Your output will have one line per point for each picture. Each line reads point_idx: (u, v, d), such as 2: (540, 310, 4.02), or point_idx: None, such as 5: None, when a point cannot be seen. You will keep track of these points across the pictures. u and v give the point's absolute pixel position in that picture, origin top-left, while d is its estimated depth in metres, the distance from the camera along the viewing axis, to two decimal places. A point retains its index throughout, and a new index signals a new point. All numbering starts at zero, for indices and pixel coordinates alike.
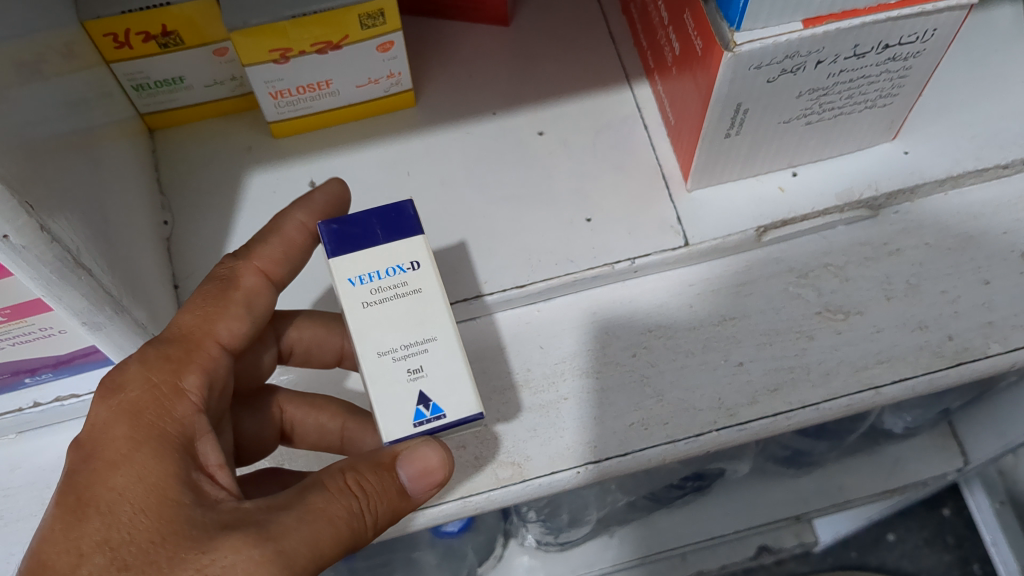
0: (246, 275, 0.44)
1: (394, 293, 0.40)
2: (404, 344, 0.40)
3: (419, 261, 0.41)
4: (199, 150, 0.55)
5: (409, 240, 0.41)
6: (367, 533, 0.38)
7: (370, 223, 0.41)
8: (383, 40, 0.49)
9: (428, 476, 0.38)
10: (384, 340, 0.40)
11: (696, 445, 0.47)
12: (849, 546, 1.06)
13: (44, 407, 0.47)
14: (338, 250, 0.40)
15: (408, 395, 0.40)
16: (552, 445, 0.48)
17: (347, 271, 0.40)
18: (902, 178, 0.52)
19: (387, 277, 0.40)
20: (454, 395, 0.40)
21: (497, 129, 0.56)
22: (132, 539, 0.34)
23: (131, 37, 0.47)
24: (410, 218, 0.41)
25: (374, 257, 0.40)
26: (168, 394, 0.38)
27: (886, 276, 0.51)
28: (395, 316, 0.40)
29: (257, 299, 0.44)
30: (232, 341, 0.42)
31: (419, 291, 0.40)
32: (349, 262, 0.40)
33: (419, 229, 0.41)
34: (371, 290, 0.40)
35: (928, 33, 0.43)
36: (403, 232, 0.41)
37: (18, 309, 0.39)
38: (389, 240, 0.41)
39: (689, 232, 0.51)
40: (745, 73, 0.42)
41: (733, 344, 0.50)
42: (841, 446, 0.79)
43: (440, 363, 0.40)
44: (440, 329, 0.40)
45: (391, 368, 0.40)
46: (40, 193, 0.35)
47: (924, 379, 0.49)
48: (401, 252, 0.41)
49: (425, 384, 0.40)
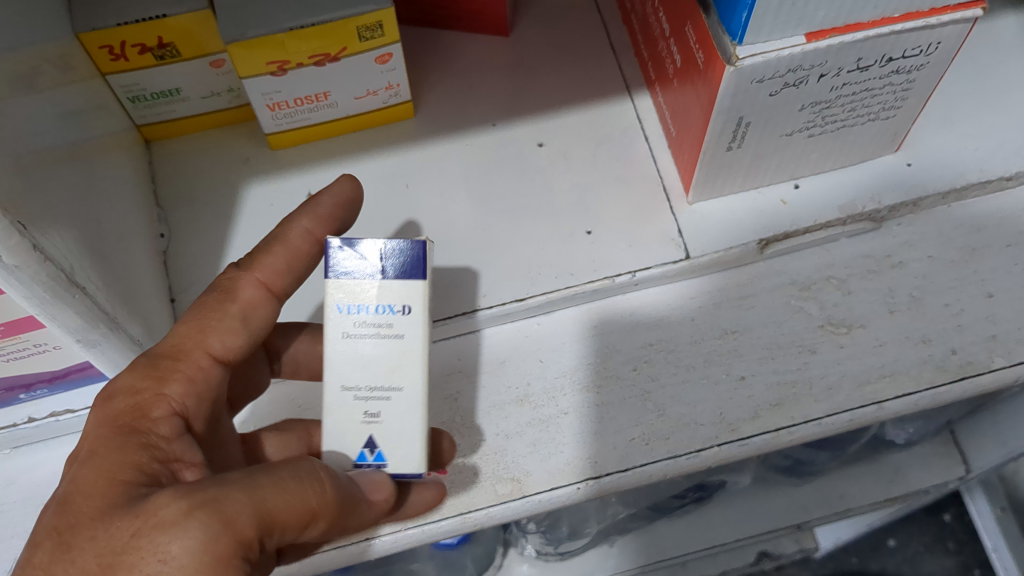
0: (246, 286, 0.42)
1: (376, 332, 0.40)
2: (369, 385, 0.41)
3: (411, 306, 0.40)
4: (196, 162, 0.55)
5: (406, 283, 0.40)
6: (327, 495, 0.37)
7: (375, 254, 0.40)
8: (381, 52, 0.49)
9: (377, 492, 0.39)
10: (351, 376, 0.41)
11: (698, 460, 0.47)
12: (849, 553, 1.06)
13: (38, 423, 0.47)
14: (336, 274, 0.40)
15: (357, 436, 0.41)
16: (552, 461, 0.47)
17: (340, 296, 0.40)
18: (905, 191, 0.52)
19: (376, 314, 0.40)
20: (404, 447, 0.41)
21: (496, 140, 0.55)
22: (77, 521, 0.33)
23: (127, 49, 0.47)
24: (418, 261, 0.40)
25: (367, 290, 0.40)
26: (145, 395, 0.38)
27: (889, 289, 0.51)
28: (370, 355, 0.41)
29: (256, 310, 0.42)
30: (226, 352, 0.41)
31: (402, 338, 0.40)
32: (342, 287, 0.40)
33: (423, 273, 0.40)
34: (354, 322, 0.40)
35: (931, 46, 0.42)
36: (404, 273, 0.40)
37: (12, 326, 0.38)
38: (386, 277, 0.40)
39: (689, 245, 0.50)
40: (747, 87, 0.42)
41: (735, 359, 0.49)
42: (842, 455, 0.79)
43: (397, 415, 0.41)
44: (409, 381, 0.41)
45: (350, 405, 0.41)
46: (34, 211, 0.34)
47: (928, 394, 0.48)
48: (396, 293, 0.40)
49: (377, 429, 0.41)
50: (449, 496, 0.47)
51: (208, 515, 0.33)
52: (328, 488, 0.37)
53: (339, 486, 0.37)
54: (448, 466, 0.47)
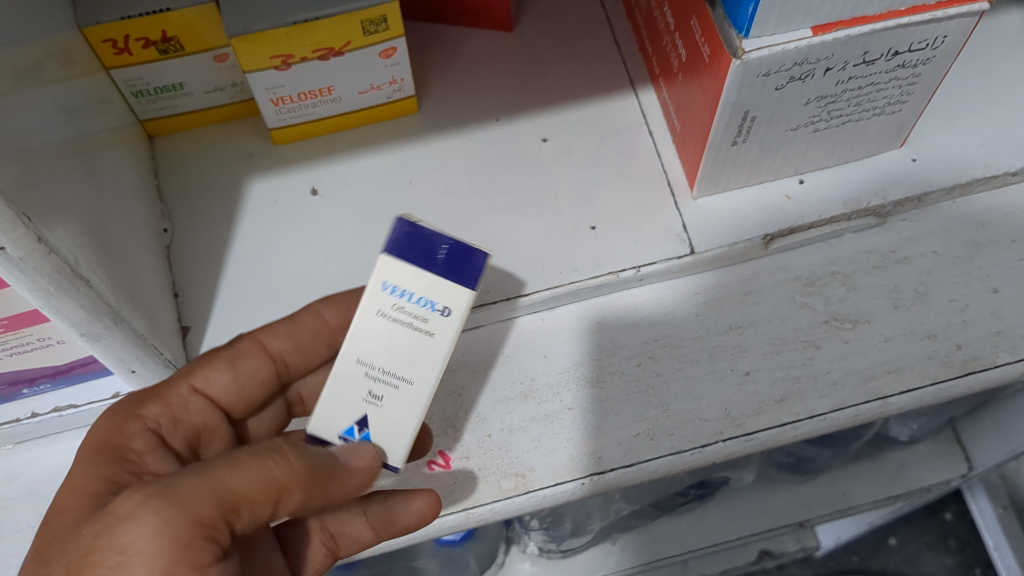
0: (242, 340, 0.45)
1: (410, 321, 0.39)
2: (384, 368, 0.39)
3: (452, 311, 0.38)
4: (199, 158, 0.55)
5: (456, 288, 0.38)
6: (295, 464, 0.36)
7: (438, 246, 0.38)
8: (385, 47, 0.49)
9: (356, 460, 0.38)
10: (369, 352, 0.39)
11: (703, 456, 0.47)
12: (850, 551, 1.05)
13: (42, 418, 0.46)
14: (395, 252, 0.38)
15: (351, 411, 0.40)
16: (556, 456, 0.47)
17: (388, 275, 0.38)
18: (910, 186, 0.52)
19: (416, 304, 0.38)
20: (391, 438, 0.40)
21: (499, 135, 0.55)
22: (54, 536, 0.35)
23: (131, 43, 0.46)
24: (475, 269, 0.38)
25: (416, 279, 0.38)
26: (123, 417, 0.40)
27: (894, 284, 0.51)
28: (396, 339, 0.39)
29: (246, 361, 0.45)
30: (208, 387, 0.44)
31: (431, 336, 0.39)
32: (392, 267, 0.38)
33: (476, 283, 0.38)
34: (394, 303, 0.38)
35: (938, 40, 0.42)
36: (458, 277, 0.38)
37: (16, 320, 0.38)
38: (439, 274, 0.38)
39: (694, 240, 0.50)
40: (753, 80, 0.42)
41: (740, 354, 0.49)
42: (845, 453, 0.79)
43: (398, 406, 0.40)
44: (421, 379, 0.39)
45: (357, 379, 0.40)
46: (38, 203, 0.34)
47: (932, 390, 0.48)
48: (442, 293, 0.38)
49: (372, 412, 0.40)
50: (454, 491, 0.47)
51: (158, 500, 0.33)
52: (293, 457, 0.36)
53: (306, 454, 0.37)
54: (451, 461, 0.47)
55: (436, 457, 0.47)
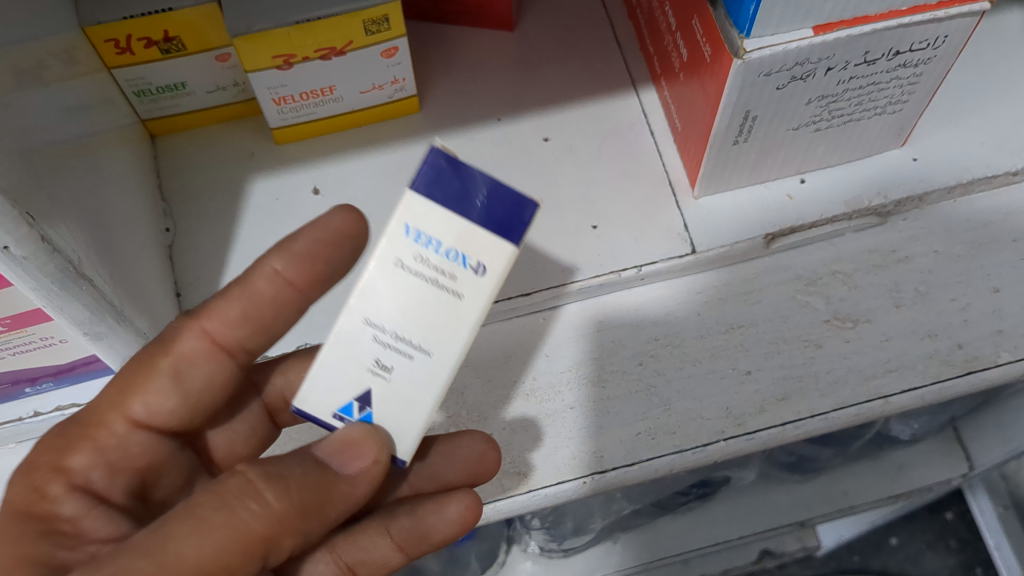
0: (186, 337, 0.39)
1: (435, 275, 0.35)
2: (396, 334, 0.35)
3: (487, 268, 0.34)
4: (201, 157, 0.55)
5: (495, 241, 0.34)
6: (274, 508, 0.31)
7: (475, 190, 0.34)
8: (387, 46, 0.49)
9: (354, 452, 0.34)
10: (382, 314, 0.35)
11: (704, 455, 0.47)
12: (851, 551, 1.05)
13: (44, 417, 0.47)
14: (423, 193, 0.34)
15: (353, 385, 0.36)
16: (558, 455, 0.47)
17: (414, 219, 0.34)
18: (911, 186, 0.52)
19: (445, 257, 0.34)
20: (397, 419, 0.36)
21: (501, 134, 0.55)
22: None
23: (133, 43, 0.47)
24: (521, 221, 0.34)
25: (448, 226, 0.34)
26: (45, 473, 0.35)
27: (895, 283, 0.51)
28: (416, 299, 0.35)
29: (190, 365, 0.39)
30: (149, 413, 0.38)
31: (459, 298, 0.35)
32: (420, 211, 0.34)
33: (518, 237, 0.34)
34: (417, 254, 0.35)
35: (939, 40, 0.42)
36: (497, 229, 0.34)
37: (19, 319, 0.38)
38: (476, 223, 0.34)
39: (696, 239, 0.50)
40: (755, 80, 0.42)
41: (741, 353, 0.49)
42: (846, 452, 0.79)
43: (408, 380, 0.36)
44: (440, 351, 0.35)
45: (365, 346, 0.36)
46: (40, 202, 0.34)
47: (933, 389, 0.48)
48: (478, 247, 0.34)
49: (378, 386, 0.36)
50: None
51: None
52: (271, 500, 0.31)
53: (285, 493, 0.32)
54: None
55: None
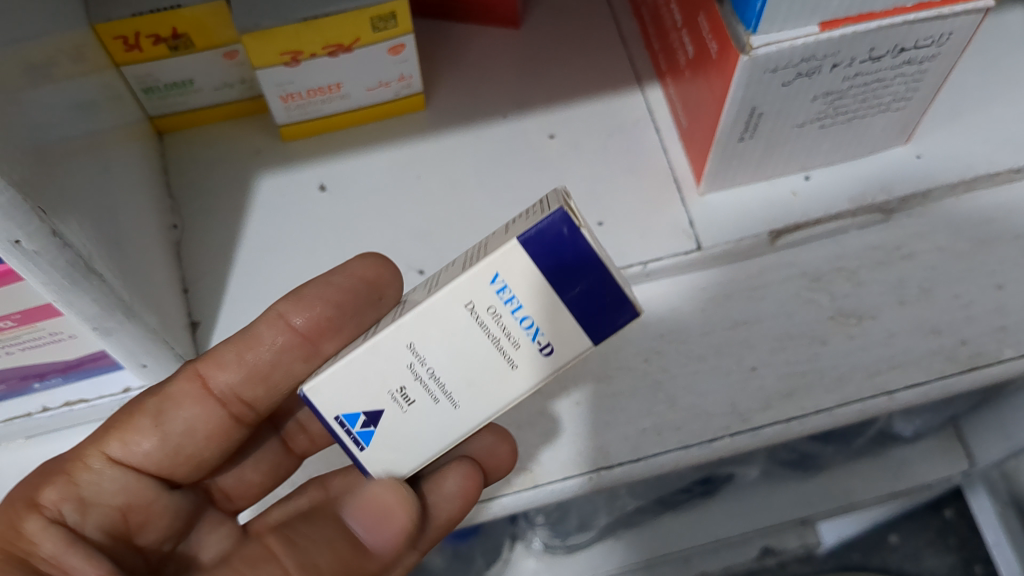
0: (179, 379, 0.42)
1: (497, 337, 0.33)
2: (433, 373, 0.34)
3: (554, 353, 0.33)
4: (208, 154, 0.55)
5: (577, 339, 0.33)
6: None
7: (582, 277, 0.32)
8: (394, 43, 0.49)
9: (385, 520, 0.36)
10: (427, 347, 0.34)
11: (709, 450, 0.48)
12: (852, 549, 1.05)
13: (53, 412, 0.47)
14: (530, 254, 0.31)
15: (366, 401, 0.35)
16: (563, 451, 0.48)
17: (506, 275, 0.32)
18: (915, 183, 0.52)
19: (515, 324, 0.33)
20: (396, 449, 0.36)
21: (507, 131, 0.55)
22: None
23: (141, 40, 0.47)
24: (609, 326, 0.33)
25: (536, 298, 0.32)
26: (21, 510, 0.37)
27: (899, 280, 0.51)
28: (468, 343, 0.34)
29: (176, 407, 0.42)
30: (129, 454, 0.41)
31: (511, 367, 0.34)
32: (517, 269, 0.32)
33: (601, 336, 0.33)
34: (492, 307, 0.33)
35: (944, 37, 0.42)
36: (584, 323, 0.33)
37: (29, 314, 0.38)
38: (567, 306, 0.32)
39: (701, 236, 0.51)
40: (761, 76, 0.42)
41: (746, 349, 0.50)
42: (848, 449, 0.79)
43: (423, 418, 0.35)
44: (469, 408, 0.35)
45: (394, 368, 0.34)
46: (52, 198, 0.34)
47: (936, 385, 0.49)
48: (556, 334, 0.33)
49: (392, 411, 0.35)
50: None
51: None
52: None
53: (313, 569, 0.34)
54: None
55: None
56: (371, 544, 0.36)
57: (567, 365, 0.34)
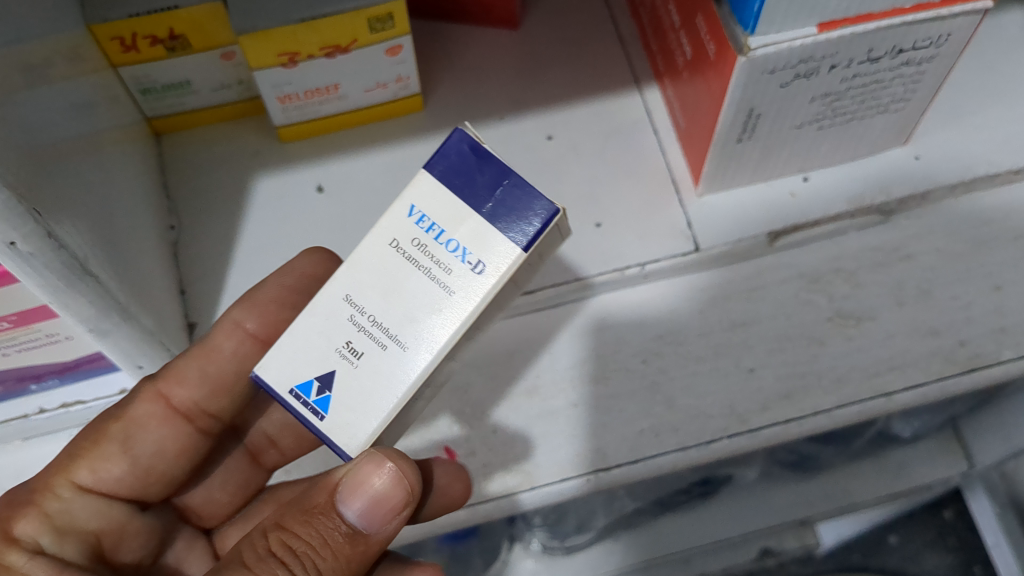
0: (141, 401, 0.42)
1: (428, 267, 0.34)
2: (374, 317, 0.34)
3: (485, 266, 0.33)
4: (205, 156, 0.55)
5: (501, 244, 0.33)
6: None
7: (489, 182, 0.33)
8: (391, 44, 0.49)
9: (382, 506, 0.35)
10: (363, 293, 0.34)
11: (707, 451, 0.48)
12: (850, 550, 1.05)
13: (49, 413, 0.47)
14: (438, 176, 0.33)
15: (315, 363, 0.34)
16: (561, 452, 0.48)
17: (420, 201, 0.34)
18: (914, 184, 0.52)
19: (440, 246, 0.33)
20: (354, 410, 0.34)
21: (505, 132, 0.55)
22: None
23: (138, 41, 0.47)
24: (532, 228, 0.33)
25: (455, 214, 0.33)
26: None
27: (897, 281, 0.51)
28: (401, 280, 0.34)
29: (141, 428, 0.42)
30: (101, 479, 0.41)
31: (447, 292, 0.33)
32: (432, 192, 0.33)
33: (525, 239, 0.33)
34: (415, 237, 0.34)
35: (942, 38, 0.42)
36: (507, 229, 0.33)
37: (25, 316, 0.38)
38: (485, 216, 0.33)
39: (699, 237, 0.51)
40: (759, 77, 0.42)
41: (744, 351, 0.50)
42: (847, 450, 0.79)
43: (378, 369, 0.34)
44: (414, 344, 0.34)
45: (337, 323, 0.34)
46: (47, 199, 0.34)
47: (935, 386, 0.49)
48: (480, 245, 0.33)
49: (343, 368, 0.34)
50: None
51: None
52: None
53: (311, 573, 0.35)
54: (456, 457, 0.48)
55: (442, 453, 0.48)
56: (367, 527, 0.36)
57: (501, 279, 0.33)
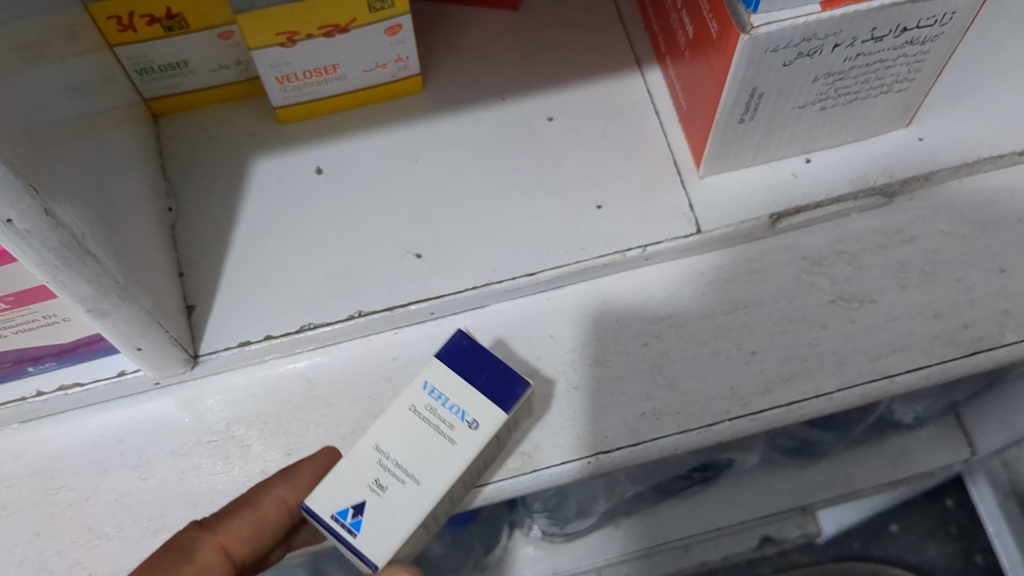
0: (203, 549, 0.40)
1: (436, 426, 0.41)
2: (397, 459, 0.40)
3: (479, 421, 0.40)
4: (204, 137, 0.54)
5: (490, 407, 0.41)
6: None
7: (484, 367, 0.42)
8: (391, 24, 0.48)
9: None
10: (387, 441, 0.41)
11: (709, 434, 0.47)
12: (852, 537, 1.06)
13: (48, 396, 0.47)
14: (444, 361, 0.42)
15: (353, 492, 0.40)
16: (562, 435, 0.47)
17: (432, 378, 0.42)
18: (917, 165, 0.52)
19: (446, 411, 0.41)
20: (384, 529, 0.39)
21: (507, 114, 0.55)
22: None
23: (135, 20, 0.46)
24: (511, 398, 0.41)
25: (456, 386, 0.41)
26: None
27: (900, 264, 0.51)
28: (413, 440, 0.41)
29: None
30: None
31: (451, 442, 0.40)
32: (438, 371, 0.42)
33: (510, 408, 0.41)
34: (427, 403, 0.41)
35: (946, 16, 0.42)
36: (494, 397, 0.41)
37: (22, 296, 0.38)
38: (477, 385, 0.41)
39: (700, 219, 0.50)
40: (762, 56, 0.41)
41: (746, 334, 0.49)
42: (849, 436, 0.79)
43: (399, 504, 0.39)
44: (429, 482, 0.39)
45: (368, 468, 0.40)
46: (45, 177, 0.34)
47: (938, 369, 0.48)
48: (474, 407, 0.41)
49: (372, 498, 0.39)
50: None
51: None
52: None
53: None
54: None
55: None
56: None
57: (490, 438, 0.40)
